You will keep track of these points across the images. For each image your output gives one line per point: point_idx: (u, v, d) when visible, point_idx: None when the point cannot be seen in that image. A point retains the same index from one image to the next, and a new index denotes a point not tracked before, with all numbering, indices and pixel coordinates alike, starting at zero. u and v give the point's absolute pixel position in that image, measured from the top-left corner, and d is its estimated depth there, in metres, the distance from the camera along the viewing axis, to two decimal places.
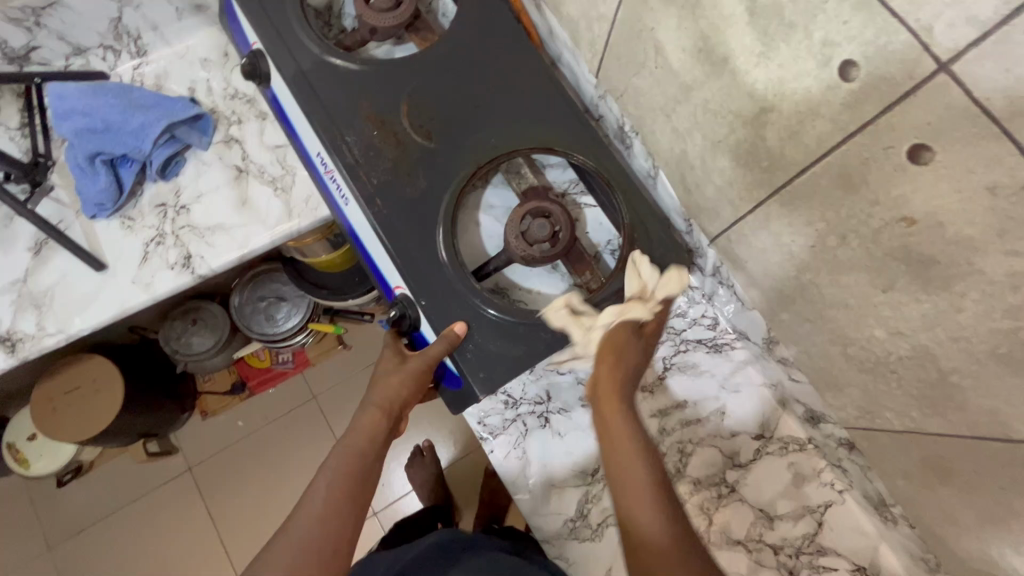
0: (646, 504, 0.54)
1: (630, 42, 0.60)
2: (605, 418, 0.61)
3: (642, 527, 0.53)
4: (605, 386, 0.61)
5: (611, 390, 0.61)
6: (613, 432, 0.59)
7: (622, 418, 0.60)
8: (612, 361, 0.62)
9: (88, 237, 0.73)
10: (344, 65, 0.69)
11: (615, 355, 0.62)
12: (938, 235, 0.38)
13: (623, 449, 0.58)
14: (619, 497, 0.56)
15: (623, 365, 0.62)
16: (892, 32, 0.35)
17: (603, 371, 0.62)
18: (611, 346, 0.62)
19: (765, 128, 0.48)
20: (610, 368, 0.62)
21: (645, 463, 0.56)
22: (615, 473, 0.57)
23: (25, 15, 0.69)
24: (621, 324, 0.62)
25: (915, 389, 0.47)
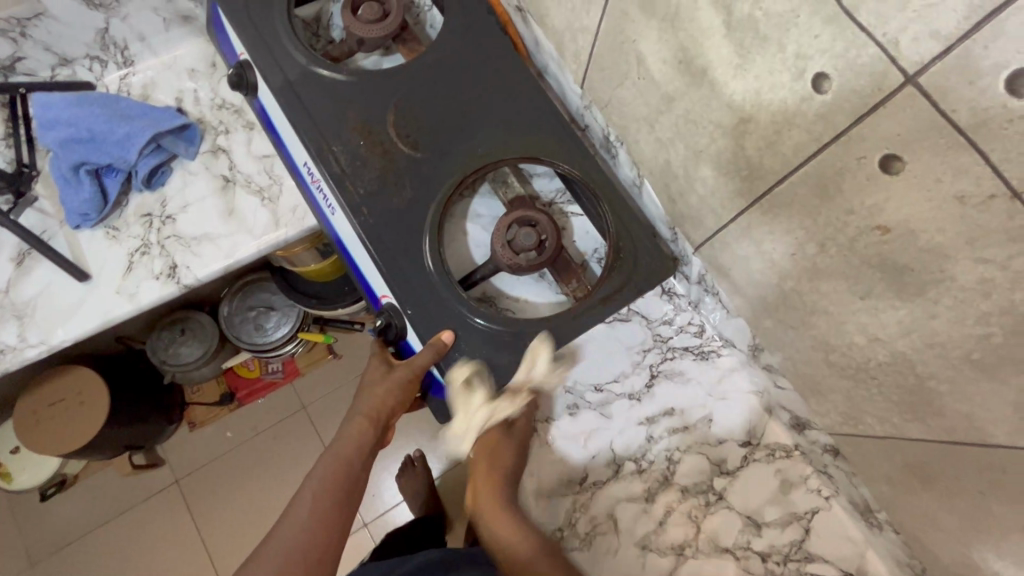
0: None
1: (613, 53, 0.61)
2: (507, 544, 0.68)
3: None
4: (485, 491, 0.69)
5: (491, 497, 0.69)
6: (508, 546, 0.67)
7: (512, 532, 0.68)
8: (482, 457, 0.70)
9: (72, 247, 0.73)
10: (330, 76, 0.70)
11: (490, 447, 0.70)
12: (911, 243, 0.39)
13: (514, 550, 0.66)
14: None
15: (503, 466, 0.70)
16: (861, 46, 0.36)
17: (483, 481, 0.69)
18: (486, 467, 0.70)
19: (743, 139, 0.48)
20: (484, 466, 0.70)
21: (532, 547, 0.66)
22: (507, 547, 0.67)
23: (10, 25, 0.69)
24: (490, 430, 0.69)
25: (895, 394, 0.48)
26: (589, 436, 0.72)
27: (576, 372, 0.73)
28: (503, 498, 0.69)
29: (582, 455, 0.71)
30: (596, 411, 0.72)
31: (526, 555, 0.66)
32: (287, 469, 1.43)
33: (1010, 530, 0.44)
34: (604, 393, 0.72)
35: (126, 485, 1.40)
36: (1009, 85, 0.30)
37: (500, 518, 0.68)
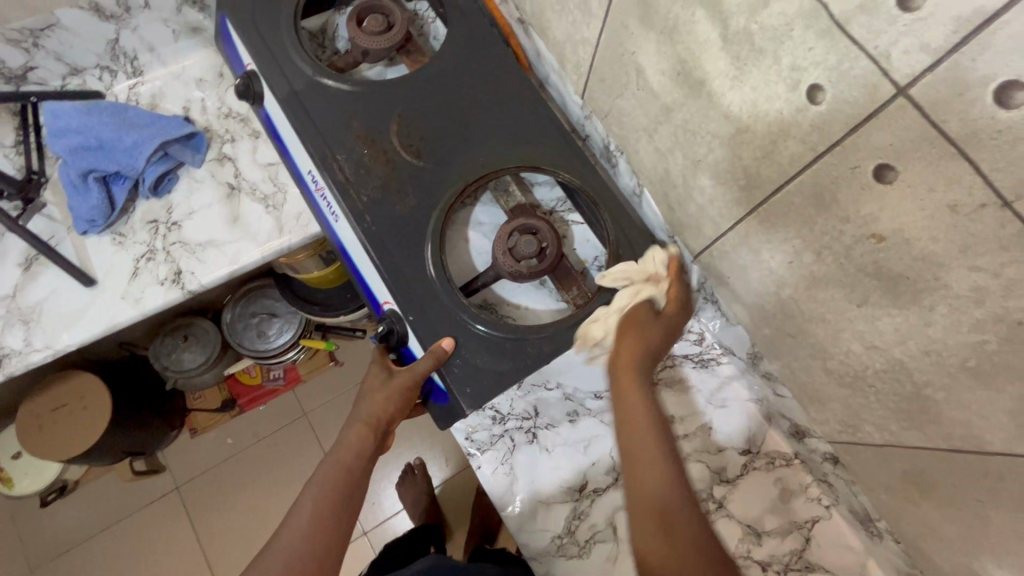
0: (675, 535, 0.55)
1: (613, 65, 0.62)
2: (630, 375, 0.63)
3: (664, 523, 0.55)
4: (635, 362, 0.63)
5: (638, 358, 0.63)
6: (629, 420, 0.61)
7: (641, 401, 0.61)
8: (642, 345, 0.63)
9: (78, 253, 0.74)
10: (335, 86, 0.71)
11: (658, 351, 0.65)
12: (906, 251, 0.39)
13: (642, 441, 0.60)
14: (651, 514, 0.56)
15: (656, 349, 0.64)
16: (853, 58, 0.36)
17: (642, 330, 0.64)
18: (645, 322, 0.64)
19: (741, 148, 0.49)
20: (642, 331, 0.64)
21: (658, 454, 0.59)
22: (638, 468, 0.59)
23: (23, 36, 0.71)
24: (637, 305, 0.64)
25: (893, 402, 0.48)
26: (589, 444, 0.71)
27: (576, 378, 0.72)
28: (642, 380, 0.63)
29: (582, 462, 0.71)
30: (596, 418, 0.72)
31: (653, 450, 0.59)
32: (287, 476, 1.43)
33: (1010, 537, 0.44)
34: (604, 400, 0.72)
35: (126, 491, 1.40)
36: (997, 96, 0.31)
37: (631, 391, 0.62)
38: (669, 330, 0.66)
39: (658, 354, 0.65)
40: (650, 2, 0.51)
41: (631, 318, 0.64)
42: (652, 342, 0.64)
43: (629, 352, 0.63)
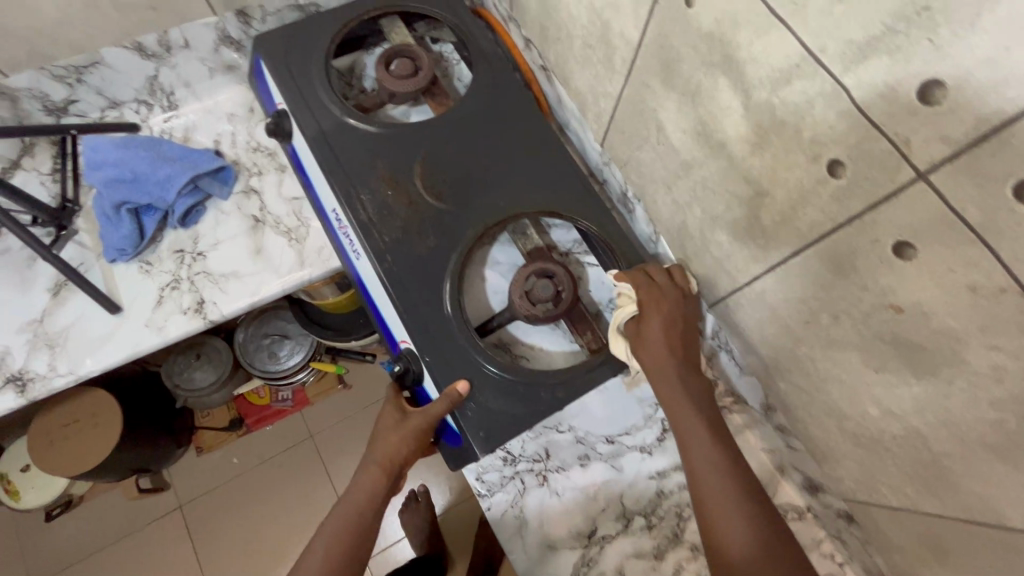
0: (738, 525, 0.50)
1: (634, 119, 0.64)
2: (664, 366, 0.59)
3: (727, 523, 0.50)
4: (664, 356, 0.59)
5: (663, 346, 0.59)
6: (677, 417, 0.57)
7: (679, 388, 0.57)
8: (664, 331, 0.60)
9: (106, 280, 0.75)
10: (363, 128, 0.73)
11: (683, 325, 0.61)
12: (924, 325, 0.40)
13: (689, 433, 0.55)
14: (711, 513, 0.51)
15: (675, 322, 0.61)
16: (873, 140, 0.37)
17: (655, 318, 0.61)
18: (656, 306, 0.61)
19: (760, 210, 0.50)
20: (656, 315, 0.61)
21: (709, 442, 0.54)
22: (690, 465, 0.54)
23: (68, 72, 0.74)
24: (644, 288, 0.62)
25: (909, 468, 0.48)
26: (600, 489, 0.71)
27: (588, 422, 0.73)
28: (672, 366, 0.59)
29: (592, 507, 0.71)
30: (608, 462, 0.72)
31: (700, 438, 0.55)
32: (291, 499, 1.42)
33: None
34: (615, 444, 0.73)
35: (130, 508, 1.40)
36: (1017, 191, 0.32)
37: (667, 378, 0.58)
38: (682, 302, 0.62)
39: (682, 332, 0.61)
40: (673, 65, 0.53)
41: (640, 319, 0.61)
42: (667, 328, 0.60)
43: (656, 349, 0.59)
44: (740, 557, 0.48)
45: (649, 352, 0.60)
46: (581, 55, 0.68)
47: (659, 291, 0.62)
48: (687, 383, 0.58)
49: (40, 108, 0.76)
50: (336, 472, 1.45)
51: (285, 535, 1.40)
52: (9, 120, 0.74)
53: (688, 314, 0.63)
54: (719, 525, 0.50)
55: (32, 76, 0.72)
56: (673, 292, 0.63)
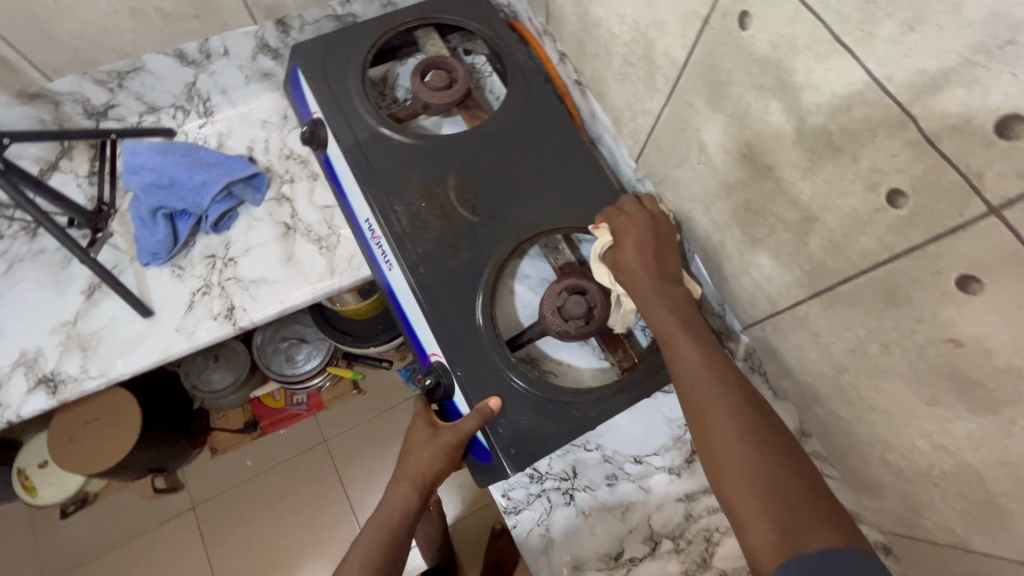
0: (734, 427, 0.47)
1: (674, 137, 0.63)
2: (641, 284, 0.59)
3: (721, 426, 0.48)
4: (642, 276, 0.60)
5: (640, 267, 0.60)
6: (663, 329, 0.56)
7: (661, 302, 0.57)
8: (637, 251, 0.61)
9: (139, 284, 0.76)
10: (398, 139, 0.73)
11: (659, 246, 0.63)
12: (986, 361, 0.39)
13: (675, 340, 0.54)
14: (704, 419, 0.49)
15: (648, 240, 0.62)
16: (942, 171, 0.36)
17: (630, 242, 0.63)
18: (629, 231, 0.63)
19: (808, 236, 0.50)
20: (631, 240, 0.63)
21: (695, 351, 0.53)
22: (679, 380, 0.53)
23: (110, 78, 0.75)
24: (617, 219, 0.65)
25: (960, 504, 0.47)
26: (627, 510, 0.70)
27: (615, 441, 0.72)
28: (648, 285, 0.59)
29: (620, 529, 0.70)
30: (636, 482, 0.71)
31: (687, 347, 0.53)
32: (302, 503, 1.42)
33: None
34: (644, 464, 0.72)
35: (145, 507, 1.40)
36: None
37: (647, 295, 0.59)
38: (658, 225, 0.64)
39: (659, 253, 0.62)
40: (721, 86, 0.52)
41: (614, 245, 0.64)
42: (644, 252, 0.62)
43: (634, 269, 0.61)
44: (739, 462, 0.45)
45: (627, 275, 0.61)
46: (620, 73, 0.68)
47: (631, 216, 0.64)
48: (669, 297, 0.58)
49: (80, 112, 0.77)
50: (349, 478, 1.44)
51: (296, 540, 1.39)
52: (49, 122, 0.76)
53: (664, 235, 0.64)
54: (712, 431, 0.48)
55: (76, 80, 0.73)
56: (645, 215, 0.64)
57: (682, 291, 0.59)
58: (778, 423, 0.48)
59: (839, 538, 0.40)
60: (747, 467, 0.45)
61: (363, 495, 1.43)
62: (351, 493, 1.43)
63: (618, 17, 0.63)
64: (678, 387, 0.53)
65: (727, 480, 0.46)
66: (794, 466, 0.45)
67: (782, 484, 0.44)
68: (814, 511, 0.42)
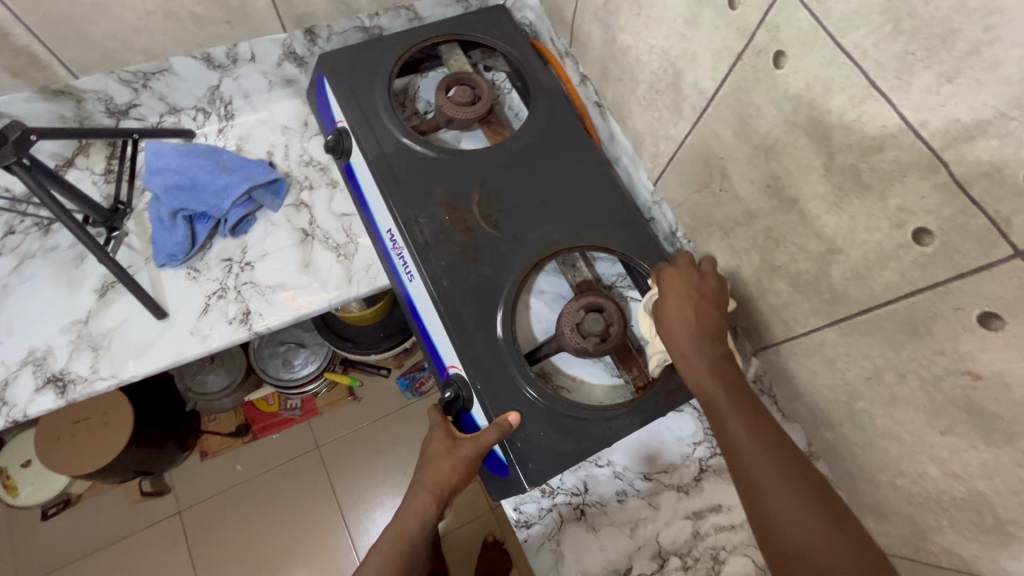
0: (785, 498, 0.48)
1: (697, 164, 0.65)
2: (684, 340, 0.59)
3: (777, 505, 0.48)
4: (689, 338, 0.59)
5: (683, 320, 0.59)
6: (704, 392, 0.56)
7: (703, 360, 0.57)
8: (681, 311, 0.60)
9: (154, 285, 0.76)
10: (423, 151, 0.74)
11: (705, 299, 0.61)
12: (1004, 394, 0.41)
13: (721, 406, 0.55)
14: (755, 488, 0.50)
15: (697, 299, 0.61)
16: (970, 214, 0.39)
17: (675, 300, 0.61)
18: (672, 285, 0.62)
19: (829, 267, 0.52)
20: (676, 294, 0.61)
21: (741, 417, 0.54)
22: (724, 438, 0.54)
23: (135, 78, 0.76)
24: (666, 277, 0.63)
25: (969, 530, 0.48)
26: (636, 526, 0.70)
27: (625, 458, 0.74)
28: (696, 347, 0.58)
29: (629, 545, 0.69)
30: (644, 499, 0.72)
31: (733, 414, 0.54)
32: (291, 511, 1.36)
33: None
34: (653, 481, 0.73)
35: (129, 511, 1.34)
36: None
37: (690, 354, 0.58)
38: (704, 280, 0.62)
39: (707, 307, 0.60)
40: (750, 119, 0.55)
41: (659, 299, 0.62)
42: (687, 305, 0.60)
43: (678, 329, 0.59)
44: (787, 533, 0.47)
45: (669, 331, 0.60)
46: (644, 99, 0.70)
47: (677, 270, 0.63)
48: (713, 357, 0.58)
49: (102, 110, 0.78)
50: (341, 486, 1.39)
51: (284, 550, 1.33)
52: (69, 120, 0.77)
53: (715, 291, 0.62)
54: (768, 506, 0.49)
55: (101, 79, 0.74)
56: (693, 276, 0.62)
57: (724, 346, 0.59)
58: (823, 487, 0.49)
59: None
60: (805, 543, 0.46)
61: (355, 504, 1.38)
62: (343, 502, 1.38)
63: (648, 47, 0.66)
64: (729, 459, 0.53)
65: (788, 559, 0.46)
66: (847, 540, 0.46)
67: (835, 562, 0.44)
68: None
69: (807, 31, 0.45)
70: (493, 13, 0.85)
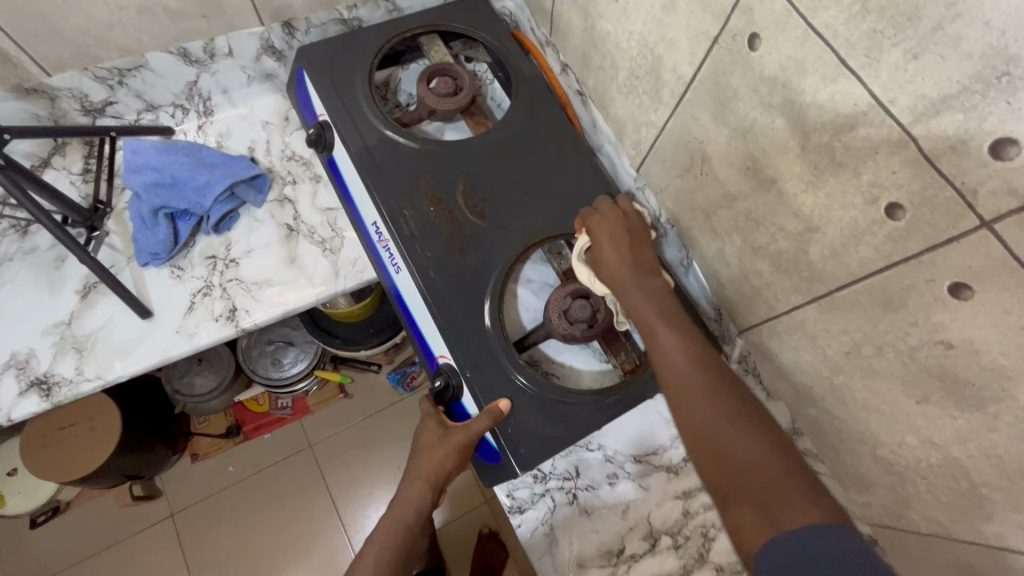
0: (718, 413, 0.48)
1: (678, 149, 0.66)
2: (622, 278, 0.59)
3: (713, 423, 0.48)
4: (623, 272, 0.59)
5: (619, 259, 0.60)
6: (643, 323, 0.56)
7: (639, 293, 0.57)
8: (614, 247, 0.60)
9: (137, 284, 0.76)
10: (406, 143, 0.74)
11: (634, 239, 0.62)
12: (975, 361, 0.42)
13: (659, 336, 0.54)
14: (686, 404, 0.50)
15: (627, 237, 0.61)
16: (939, 187, 0.40)
17: (604, 239, 0.61)
18: (604, 227, 0.62)
19: (808, 245, 0.53)
20: (605, 235, 0.61)
21: (678, 342, 0.53)
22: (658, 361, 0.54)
23: (111, 74, 0.75)
24: (592, 219, 0.63)
25: (946, 496, 0.50)
26: (628, 508, 0.72)
27: (617, 442, 0.72)
28: (630, 279, 0.58)
29: (621, 526, 0.71)
30: (635, 481, 0.72)
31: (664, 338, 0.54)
32: (286, 511, 1.36)
33: None
34: (643, 463, 0.73)
35: (120, 516, 1.33)
36: None
37: (627, 290, 0.58)
38: (631, 220, 0.63)
39: (637, 245, 0.61)
40: (728, 101, 0.55)
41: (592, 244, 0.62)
42: (620, 245, 0.60)
43: (613, 264, 0.60)
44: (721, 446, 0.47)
45: (608, 271, 0.60)
46: (625, 85, 0.71)
47: (603, 215, 0.63)
48: (648, 287, 0.58)
49: (77, 108, 0.76)
50: (336, 484, 1.38)
51: (280, 549, 1.33)
52: (44, 118, 0.75)
53: (641, 232, 0.63)
54: (704, 427, 0.48)
55: (75, 76, 0.72)
56: (621, 217, 0.63)
57: (661, 281, 0.59)
58: (756, 406, 0.49)
59: (817, 510, 0.41)
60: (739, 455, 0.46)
61: (350, 500, 1.37)
62: (338, 499, 1.37)
63: (626, 33, 0.67)
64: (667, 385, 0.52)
65: (722, 476, 0.46)
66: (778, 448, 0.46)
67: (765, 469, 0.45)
68: (794, 489, 0.43)
69: (779, 14, 0.47)
70: (473, 3, 0.85)
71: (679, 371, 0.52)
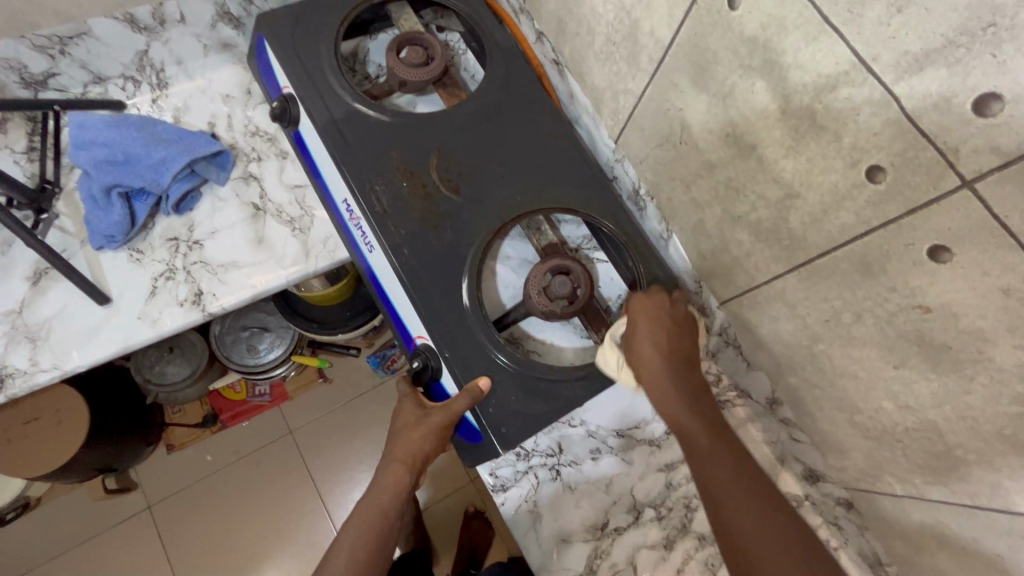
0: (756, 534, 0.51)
1: (656, 117, 0.64)
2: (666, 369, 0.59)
3: (749, 540, 0.51)
4: (658, 366, 0.59)
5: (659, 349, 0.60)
6: (679, 425, 0.58)
7: (677, 391, 0.58)
8: (652, 338, 0.60)
9: (93, 268, 0.72)
10: (375, 116, 0.71)
11: (674, 326, 0.62)
12: (952, 324, 0.43)
13: (699, 448, 0.56)
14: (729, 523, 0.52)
15: (668, 327, 0.61)
16: (920, 147, 0.40)
17: (645, 328, 0.61)
18: (643, 312, 0.62)
19: (788, 212, 0.52)
20: (645, 322, 0.61)
21: (719, 458, 0.55)
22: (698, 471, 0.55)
23: (51, 43, 0.69)
24: (635, 302, 0.62)
25: (920, 458, 0.50)
26: (611, 482, 0.72)
27: (597, 417, 0.71)
28: (669, 377, 0.59)
29: (604, 501, 0.71)
30: (618, 455, 0.72)
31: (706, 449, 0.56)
32: (268, 498, 1.34)
33: None
34: (625, 438, 0.72)
35: (93, 510, 1.29)
36: None
37: (665, 381, 0.58)
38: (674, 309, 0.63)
39: (677, 333, 0.62)
40: (707, 66, 0.54)
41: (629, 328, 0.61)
42: (662, 331, 0.61)
43: (651, 356, 0.59)
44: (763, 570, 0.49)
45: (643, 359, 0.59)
46: (602, 52, 0.68)
47: (645, 298, 0.63)
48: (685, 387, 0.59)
49: (17, 81, 0.71)
50: (318, 469, 1.37)
51: (263, 536, 1.32)
52: None
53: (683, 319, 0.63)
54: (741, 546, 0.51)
55: (12, 45, 0.67)
56: (663, 304, 0.62)
57: (695, 375, 0.61)
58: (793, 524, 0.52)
59: None
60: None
61: (333, 485, 1.36)
62: (321, 484, 1.36)
63: None
64: (705, 496, 0.54)
65: None
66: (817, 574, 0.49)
67: None
68: None
69: None
70: None
71: (719, 482, 0.54)
